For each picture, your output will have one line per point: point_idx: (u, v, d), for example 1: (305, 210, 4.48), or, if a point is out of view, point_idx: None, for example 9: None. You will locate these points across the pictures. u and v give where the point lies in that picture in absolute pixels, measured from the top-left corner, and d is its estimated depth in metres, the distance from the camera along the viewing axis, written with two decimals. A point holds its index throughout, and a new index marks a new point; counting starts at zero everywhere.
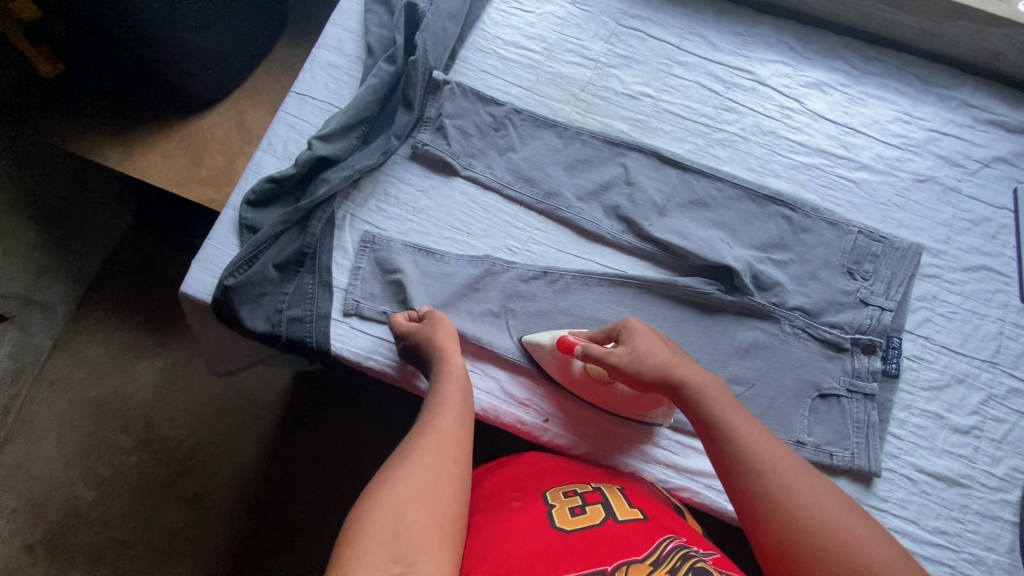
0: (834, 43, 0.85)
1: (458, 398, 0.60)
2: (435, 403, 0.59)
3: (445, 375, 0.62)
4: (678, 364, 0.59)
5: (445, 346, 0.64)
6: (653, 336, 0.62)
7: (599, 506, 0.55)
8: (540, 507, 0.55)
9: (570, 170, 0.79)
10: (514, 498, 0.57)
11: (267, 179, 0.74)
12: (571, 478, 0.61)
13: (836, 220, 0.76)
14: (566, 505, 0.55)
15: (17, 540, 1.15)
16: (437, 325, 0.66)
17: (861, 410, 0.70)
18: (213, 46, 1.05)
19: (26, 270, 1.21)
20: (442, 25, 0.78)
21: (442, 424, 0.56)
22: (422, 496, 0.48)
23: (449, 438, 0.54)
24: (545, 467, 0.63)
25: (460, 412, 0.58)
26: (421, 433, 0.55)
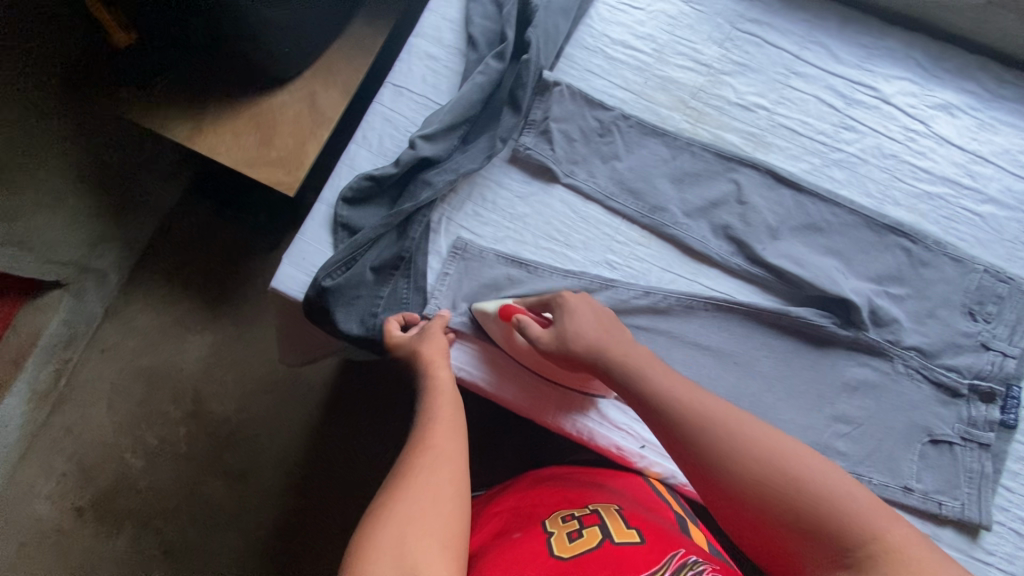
0: (966, 62, 0.79)
1: (449, 410, 0.57)
2: (426, 419, 0.56)
3: (435, 386, 0.60)
4: (606, 335, 0.60)
5: (438, 357, 0.63)
6: (585, 309, 0.63)
7: (596, 527, 0.53)
8: (538, 535, 0.53)
9: (677, 184, 0.75)
10: (514, 529, 0.55)
11: (366, 177, 0.71)
12: (570, 499, 0.60)
13: (960, 255, 0.72)
14: (563, 530, 0.53)
15: (67, 502, 1.16)
16: (429, 335, 0.65)
17: (975, 459, 0.66)
18: (292, 22, 1.00)
19: (87, 238, 1.16)
20: (554, 22, 0.74)
21: (433, 440, 0.53)
22: (422, 515, 0.45)
23: (443, 453, 0.52)
24: (545, 491, 0.62)
25: (451, 423, 0.56)
26: (416, 451, 0.52)
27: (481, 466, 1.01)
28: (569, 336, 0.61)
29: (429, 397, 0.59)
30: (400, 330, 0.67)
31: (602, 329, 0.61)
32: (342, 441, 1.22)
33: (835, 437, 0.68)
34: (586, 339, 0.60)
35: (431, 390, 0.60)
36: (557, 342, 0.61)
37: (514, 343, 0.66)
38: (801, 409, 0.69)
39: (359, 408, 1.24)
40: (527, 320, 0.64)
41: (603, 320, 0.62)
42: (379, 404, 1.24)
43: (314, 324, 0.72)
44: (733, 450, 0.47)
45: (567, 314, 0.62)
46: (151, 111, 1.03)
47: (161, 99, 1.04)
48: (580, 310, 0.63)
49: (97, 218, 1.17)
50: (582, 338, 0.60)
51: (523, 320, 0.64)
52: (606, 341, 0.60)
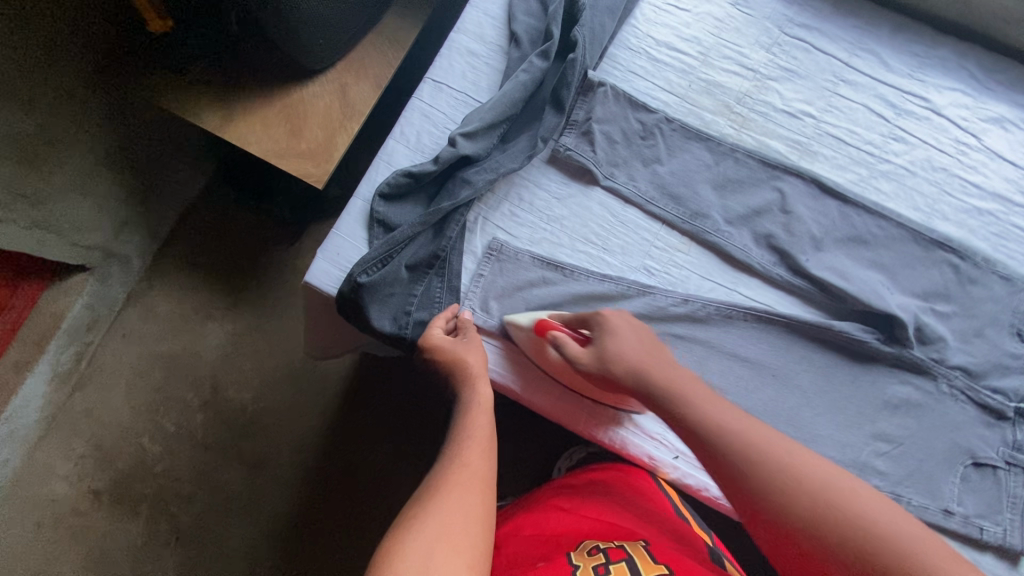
0: (1022, 75, 0.77)
1: (486, 432, 0.58)
2: (460, 436, 0.57)
3: (475, 402, 0.60)
4: (652, 360, 0.60)
5: (479, 371, 0.63)
6: (628, 329, 0.63)
7: (623, 564, 0.50)
8: (561, 567, 0.50)
9: (719, 190, 0.73)
10: (539, 558, 0.53)
11: (405, 174, 0.70)
12: (596, 532, 0.57)
13: (1010, 274, 0.70)
14: (589, 564, 0.50)
15: (84, 485, 1.17)
16: (468, 343, 0.64)
17: (1019, 484, 0.64)
18: (328, 14, 0.99)
19: (113, 222, 1.16)
20: (601, 21, 0.73)
21: (469, 460, 0.54)
22: (454, 532, 0.45)
23: (477, 474, 0.52)
24: (569, 520, 0.59)
25: (486, 446, 0.56)
26: (448, 467, 0.53)
27: (501, 467, 1.00)
28: (609, 358, 0.60)
29: (465, 414, 0.59)
30: (435, 331, 0.66)
31: (647, 354, 0.61)
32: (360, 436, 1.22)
33: (874, 455, 0.66)
34: (629, 361, 0.60)
35: (467, 407, 0.60)
36: (597, 362, 0.61)
37: (545, 356, 0.65)
38: (840, 426, 0.67)
39: (378, 403, 1.23)
40: (564, 337, 0.63)
41: (647, 343, 0.62)
42: (398, 399, 1.23)
43: (346, 319, 0.71)
44: (782, 480, 0.49)
45: (608, 335, 0.62)
46: (182, 98, 1.02)
47: (194, 86, 1.03)
48: (621, 330, 0.62)
49: (124, 204, 1.18)
50: (622, 359, 0.60)
51: (560, 336, 0.63)
52: (651, 365, 0.60)
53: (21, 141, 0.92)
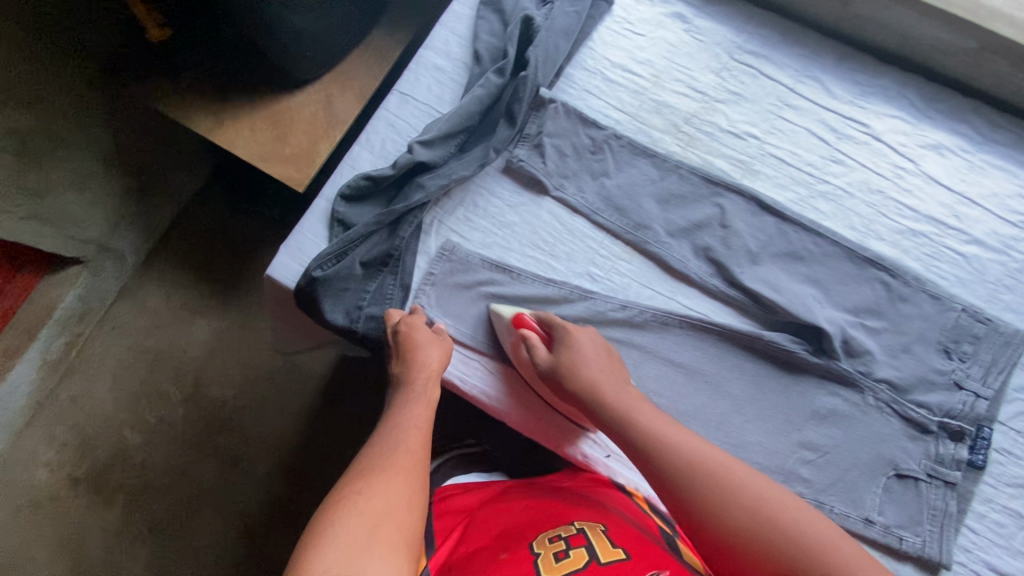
0: (960, 105, 0.80)
1: (426, 420, 0.61)
2: (403, 422, 0.60)
3: (420, 394, 0.63)
4: (610, 376, 0.64)
5: (433, 367, 0.65)
6: (594, 346, 0.67)
7: (583, 549, 0.52)
8: (525, 558, 0.51)
9: (663, 204, 0.77)
10: (501, 548, 0.53)
11: (364, 177, 0.75)
12: (552, 517, 0.58)
13: (939, 293, 0.72)
14: (550, 551, 0.52)
15: (64, 471, 1.21)
16: (426, 336, 0.67)
17: (940, 497, 0.66)
18: (316, 29, 1.05)
19: (108, 217, 1.22)
20: (556, 42, 0.78)
21: (410, 444, 0.56)
22: (389, 512, 0.48)
23: (414, 459, 0.55)
24: (527, 508, 0.61)
25: (426, 433, 0.59)
26: (390, 449, 0.55)
27: None
28: (566, 366, 0.65)
29: (409, 400, 0.62)
30: (415, 324, 0.68)
31: (605, 372, 0.65)
32: (329, 434, 1.25)
33: (799, 463, 0.68)
34: (586, 374, 0.64)
35: (411, 395, 0.63)
36: (553, 368, 0.65)
37: (517, 356, 0.69)
38: (769, 433, 0.69)
39: (350, 402, 1.27)
40: (534, 339, 0.67)
41: (607, 361, 0.66)
42: (371, 399, 1.27)
43: (304, 312, 0.75)
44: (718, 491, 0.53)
45: (567, 346, 0.66)
46: (178, 103, 1.08)
47: (189, 92, 1.09)
48: (584, 347, 0.66)
49: (120, 200, 1.23)
50: (581, 369, 0.64)
51: (529, 339, 0.68)
52: (604, 380, 0.64)
53: (17, 133, 0.98)
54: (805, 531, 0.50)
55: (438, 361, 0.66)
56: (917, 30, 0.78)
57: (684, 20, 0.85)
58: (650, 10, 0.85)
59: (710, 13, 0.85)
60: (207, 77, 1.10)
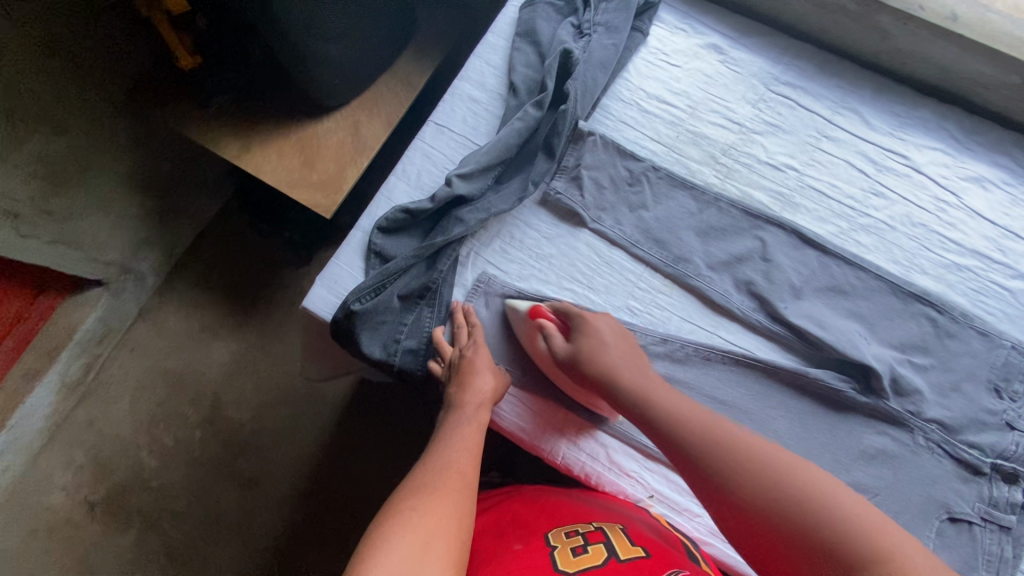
0: (1001, 138, 0.80)
1: (477, 444, 0.61)
2: (453, 444, 0.60)
3: (469, 416, 0.63)
4: (629, 364, 0.63)
5: (487, 394, 0.65)
6: (612, 334, 0.67)
7: (600, 545, 0.54)
8: (541, 549, 0.53)
9: (702, 237, 0.76)
10: (515, 540, 0.56)
11: (402, 210, 0.75)
12: (572, 516, 0.60)
13: (987, 329, 0.71)
14: (567, 544, 0.54)
15: (81, 494, 1.19)
16: (485, 365, 0.67)
17: (995, 542, 0.64)
18: (346, 56, 1.05)
19: (132, 240, 1.22)
20: (593, 75, 0.78)
21: (459, 466, 0.56)
22: (443, 529, 0.48)
23: (465, 480, 0.55)
24: (547, 506, 0.63)
25: (474, 456, 0.59)
26: (440, 469, 0.55)
27: None
28: (585, 352, 0.65)
29: (458, 425, 0.62)
30: (474, 354, 0.68)
31: (639, 371, 0.63)
32: (348, 460, 1.23)
33: None
34: (604, 359, 0.64)
35: (460, 420, 0.63)
36: (571, 356, 0.65)
37: (533, 347, 0.70)
38: None
39: (371, 425, 1.25)
40: (552, 329, 0.69)
41: (633, 356, 0.65)
42: (392, 423, 1.26)
43: (340, 345, 0.74)
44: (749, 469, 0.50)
45: (585, 332, 0.66)
46: (206, 129, 1.08)
47: (216, 117, 1.09)
48: (601, 331, 0.67)
49: (143, 222, 1.23)
50: (601, 356, 0.64)
51: (547, 328, 0.69)
52: (622, 367, 0.63)
53: (45, 158, 0.97)
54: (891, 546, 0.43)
55: (491, 389, 0.66)
56: (958, 63, 0.78)
57: (719, 51, 0.85)
58: (686, 41, 0.85)
59: (746, 44, 0.85)
60: (236, 102, 1.10)
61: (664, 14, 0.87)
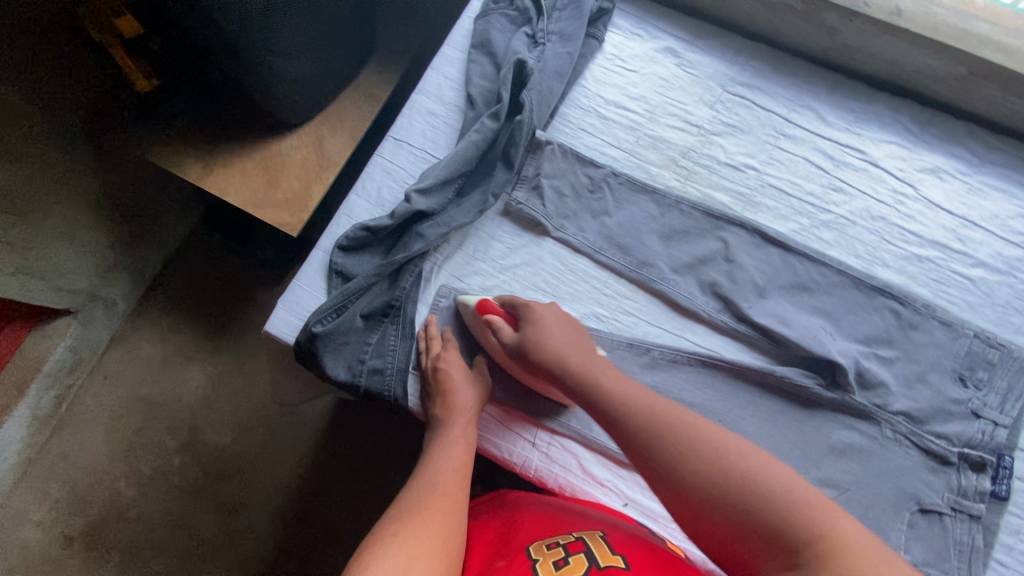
0: (954, 128, 0.81)
1: (461, 462, 0.61)
2: (437, 462, 0.61)
3: (454, 436, 0.63)
4: (568, 350, 0.62)
5: (469, 408, 0.66)
6: (554, 321, 0.66)
7: (582, 555, 0.53)
8: (521, 563, 0.53)
9: (666, 240, 0.76)
10: (497, 557, 0.56)
11: (362, 227, 0.73)
12: (557, 524, 0.59)
13: (950, 320, 0.71)
14: (548, 557, 0.53)
15: (58, 530, 1.16)
16: (461, 378, 0.67)
17: (966, 532, 0.64)
18: (304, 74, 1.03)
19: (98, 268, 1.19)
20: (549, 84, 0.78)
21: (444, 487, 0.57)
22: (426, 551, 0.49)
23: (451, 500, 0.56)
24: (533, 515, 0.62)
25: (461, 478, 0.59)
26: (426, 491, 0.57)
27: None
28: (531, 343, 0.64)
29: (446, 443, 0.63)
30: (450, 367, 0.68)
31: (582, 350, 0.63)
32: (330, 479, 1.21)
33: None
34: (548, 347, 0.63)
35: (446, 439, 0.63)
36: (519, 349, 0.64)
37: (488, 342, 0.70)
38: None
39: (350, 444, 1.23)
40: (500, 323, 0.67)
41: (580, 341, 0.64)
42: (373, 440, 1.24)
43: (304, 366, 0.73)
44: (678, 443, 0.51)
45: (531, 322, 0.65)
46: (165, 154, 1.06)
47: (177, 139, 1.08)
48: (547, 320, 0.65)
49: (110, 249, 1.20)
50: (547, 345, 0.63)
51: (495, 324, 0.67)
52: (572, 353, 0.62)
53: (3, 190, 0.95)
54: (831, 524, 0.44)
55: (473, 401, 0.66)
56: (906, 58, 0.79)
57: (675, 54, 0.85)
58: (641, 45, 0.86)
59: (701, 46, 0.86)
60: (197, 125, 1.08)
61: (619, 20, 0.87)
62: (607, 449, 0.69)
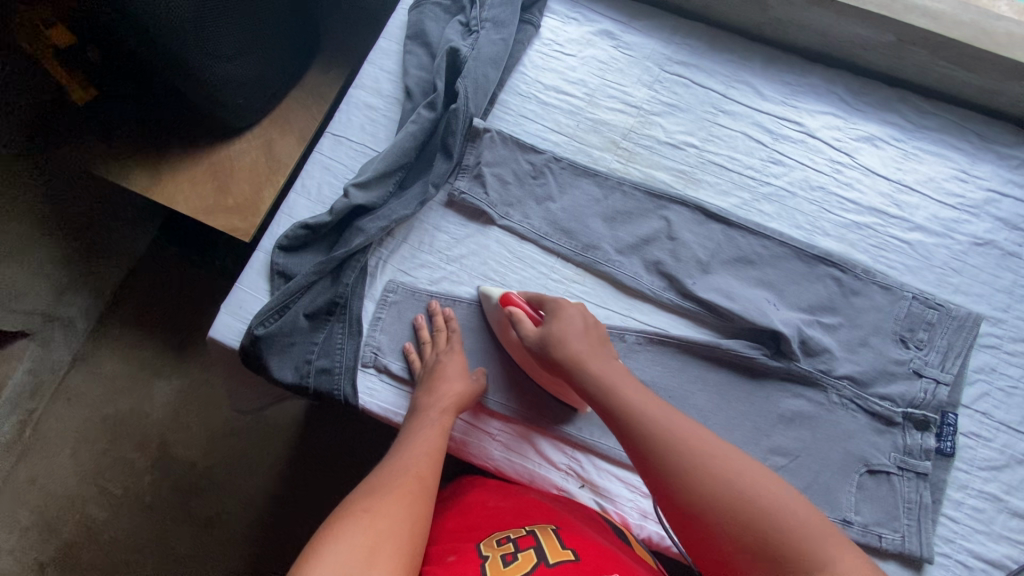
0: (887, 95, 0.82)
1: (437, 444, 0.60)
2: (412, 442, 0.60)
3: (432, 419, 0.62)
4: (591, 345, 0.61)
5: (453, 399, 0.64)
6: (579, 320, 0.63)
7: (531, 551, 0.53)
8: (471, 559, 0.53)
9: (610, 222, 0.76)
10: (449, 552, 0.55)
11: (301, 226, 0.72)
12: (512, 520, 0.59)
13: (889, 283, 0.73)
14: (498, 553, 0.53)
15: (28, 558, 1.13)
16: (455, 371, 0.66)
17: (913, 489, 0.65)
18: (245, 75, 1.01)
19: (52, 287, 1.16)
20: (484, 71, 0.77)
21: (417, 467, 0.56)
22: (392, 529, 0.48)
23: (422, 481, 0.55)
24: (491, 510, 0.62)
25: (434, 460, 0.58)
26: (398, 471, 0.55)
27: None
28: (554, 337, 0.61)
29: (423, 427, 0.61)
30: (448, 361, 0.67)
31: (590, 342, 0.61)
32: (304, 484, 1.19)
33: (773, 470, 0.67)
34: (568, 341, 0.61)
35: (424, 422, 0.62)
36: (541, 343, 0.62)
37: (506, 336, 0.70)
38: (738, 443, 0.68)
39: (319, 448, 1.22)
40: (519, 315, 0.65)
41: (600, 343, 0.62)
42: (345, 442, 1.22)
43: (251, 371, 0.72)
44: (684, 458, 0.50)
45: (557, 317, 0.63)
46: (110, 164, 1.04)
47: (122, 148, 1.05)
48: (571, 315, 0.63)
49: (64, 267, 1.17)
50: (566, 340, 0.61)
51: (515, 316, 0.66)
52: (589, 351, 0.60)
53: None
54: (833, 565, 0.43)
55: (460, 394, 0.65)
56: (835, 28, 0.80)
57: (612, 37, 0.85)
58: (578, 29, 0.86)
59: (638, 27, 0.86)
60: (143, 134, 1.06)
61: (554, 5, 0.87)
62: (562, 431, 0.69)
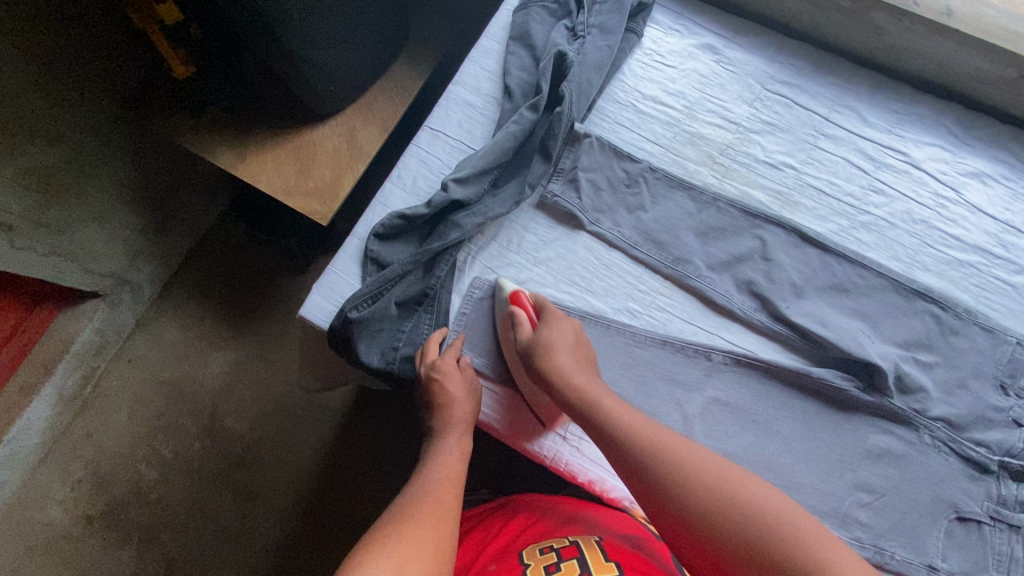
0: (1000, 132, 0.79)
1: (453, 473, 0.60)
2: (429, 473, 0.60)
3: (444, 451, 0.63)
4: (578, 366, 0.62)
5: (465, 421, 0.65)
6: (572, 337, 0.65)
7: (573, 562, 0.53)
8: (513, 569, 0.54)
9: (702, 237, 0.76)
10: (491, 560, 0.57)
11: (398, 215, 0.74)
12: (553, 529, 0.60)
13: (992, 326, 0.70)
14: (540, 563, 0.54)
15: (78, 509, 1.17)
16: (460, 392, 0.65)
17: (1006, 542, 0.63)
18: (339, 63, 1.03)
19: (127, 252, 1.20)
20: (588, 77, 0.78)
21: (439, 495, 0.56)
22: (420, 554, 0.47)
23: (444, 507, 0.55)
24: (532, 518, 0.63)
25: (454, 487, 0.58)
26: (418, 499, 0.55)
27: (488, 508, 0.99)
28: (544, 342, 0.63)
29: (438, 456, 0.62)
30: (451, 378, 0.65)
31: (579, 362, 0.63)
32: (348, 467, 1.21)
33: (856, 506, 0.65)
34: (557, 349, 0.63)
35: (440, 451, 0.63)
36: (531, 347, 0.64)
37: (505, 336, 0.70)
38: (822, 474, 0.66)
39: (366, 433, 1.23)
40: (520, 314, 0.67)
41: (587, 362, 0.64)
42: (392, 428, 1.24)
43: (336, 352, 0.73)
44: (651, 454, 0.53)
45: (551, 326, 0.65)
46: (201, 140, 1.07)
47: (210, 125, 1.08)
48: (563, 328, 0.65)
49: (138, 234, 1.21)
50: (555, 352, 0.62)
51: (517, 316, 0.67)
52: (575, 369, 0.61)
53: (40, 169, 0.96)
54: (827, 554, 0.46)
55: (469, 415, 0.65)
56: (953, 58, 0.78)
57: (714, 51, 0.85)
58: (680, 42, 0.85)
59: (741, 43, 0.85)
60: (233, 111, 1.09)
61: (657, 15, 0.87)
62: None
